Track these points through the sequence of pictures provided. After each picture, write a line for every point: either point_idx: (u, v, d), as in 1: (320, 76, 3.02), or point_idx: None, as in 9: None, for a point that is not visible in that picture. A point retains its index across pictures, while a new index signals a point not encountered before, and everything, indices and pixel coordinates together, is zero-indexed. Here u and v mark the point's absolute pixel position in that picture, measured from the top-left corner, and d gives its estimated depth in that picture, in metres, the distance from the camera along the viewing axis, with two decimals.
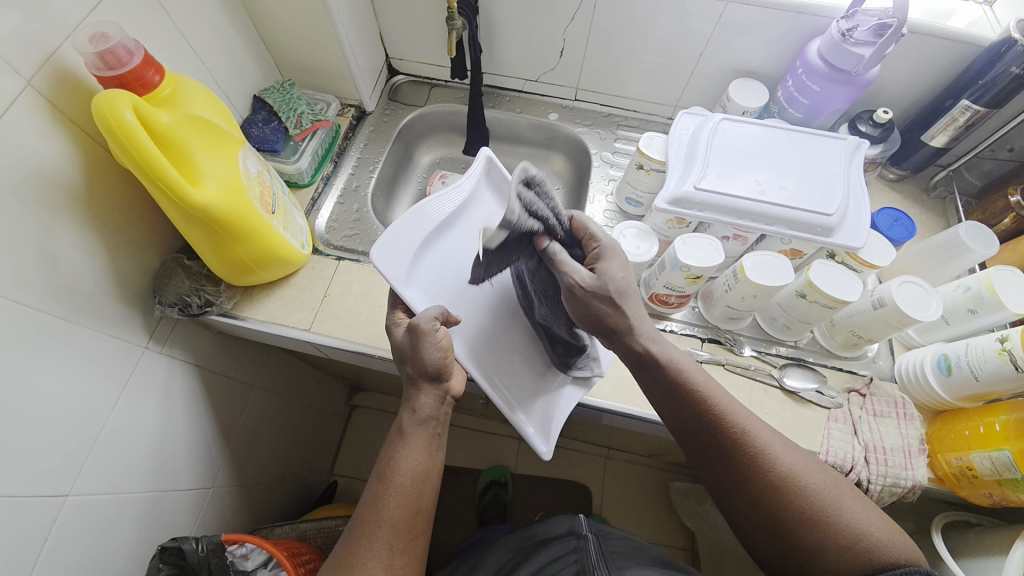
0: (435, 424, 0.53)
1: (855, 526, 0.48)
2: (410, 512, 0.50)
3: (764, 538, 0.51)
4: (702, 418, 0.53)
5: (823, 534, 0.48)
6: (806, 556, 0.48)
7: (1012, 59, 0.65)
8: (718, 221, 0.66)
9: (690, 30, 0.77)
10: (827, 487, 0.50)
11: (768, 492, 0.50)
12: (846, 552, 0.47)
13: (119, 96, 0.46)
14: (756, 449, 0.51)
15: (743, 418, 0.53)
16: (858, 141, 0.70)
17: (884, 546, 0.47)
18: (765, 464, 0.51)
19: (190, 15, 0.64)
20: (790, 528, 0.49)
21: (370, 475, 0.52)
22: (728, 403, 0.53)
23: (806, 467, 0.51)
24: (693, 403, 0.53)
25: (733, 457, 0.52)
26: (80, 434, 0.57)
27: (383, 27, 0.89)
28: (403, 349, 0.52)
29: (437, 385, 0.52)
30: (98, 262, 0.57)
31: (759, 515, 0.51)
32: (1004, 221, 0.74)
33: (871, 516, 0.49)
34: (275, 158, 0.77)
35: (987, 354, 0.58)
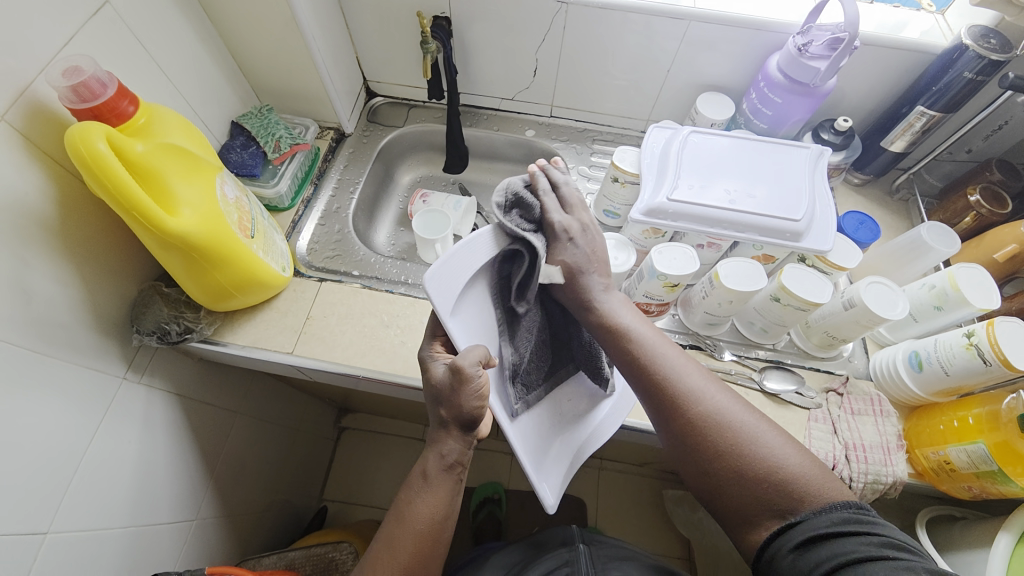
0: (460, 469, 0.53)
1: (781, 461, 0.46)
2: (422, 554, 0.51)
3: (699, 479, 0.49)
4: (634, 359, 0.53)
5: (749, 470, 0.46)
6: (738, 493, 0.47)
7: (963, 65, 0.68)
8: (692, 230, 0.68)
9: (657, 47, 0.80)
10: (749, 421, 0.49)
11: (693, 431, 0.49)
12: (772, 487, 0.45)
13: (92, 128, 0.46)
14: (682, 385, 0.51)
15: (668, 354, 0.53)
16: (821, 149, 0.73)
17: (810, 484, 0.45)
18: (688, 401, 0.50)
19: (165, 45, 0.65)
20: (717, 465, 0.48)
21: (387, 514, 0.54)
22: (654, 344, 0.54)
23: (731, 401, 0.50)
24: (621, 347, 0.54)
25: (661, 397, 0.51)
26: (58, 470, 0.56)
27: (359, 51, 0.91)
28: (439, 388, 0.51)
29: (467, 432, 0.51)
30: (74, 293, 0.56)
31: (689, 454, 0.49)
32: (964, 220, 0.77)
33: (796, 450, 0.48)
34: (254, 182, 0.77)
35: (955, 349, 0.60)
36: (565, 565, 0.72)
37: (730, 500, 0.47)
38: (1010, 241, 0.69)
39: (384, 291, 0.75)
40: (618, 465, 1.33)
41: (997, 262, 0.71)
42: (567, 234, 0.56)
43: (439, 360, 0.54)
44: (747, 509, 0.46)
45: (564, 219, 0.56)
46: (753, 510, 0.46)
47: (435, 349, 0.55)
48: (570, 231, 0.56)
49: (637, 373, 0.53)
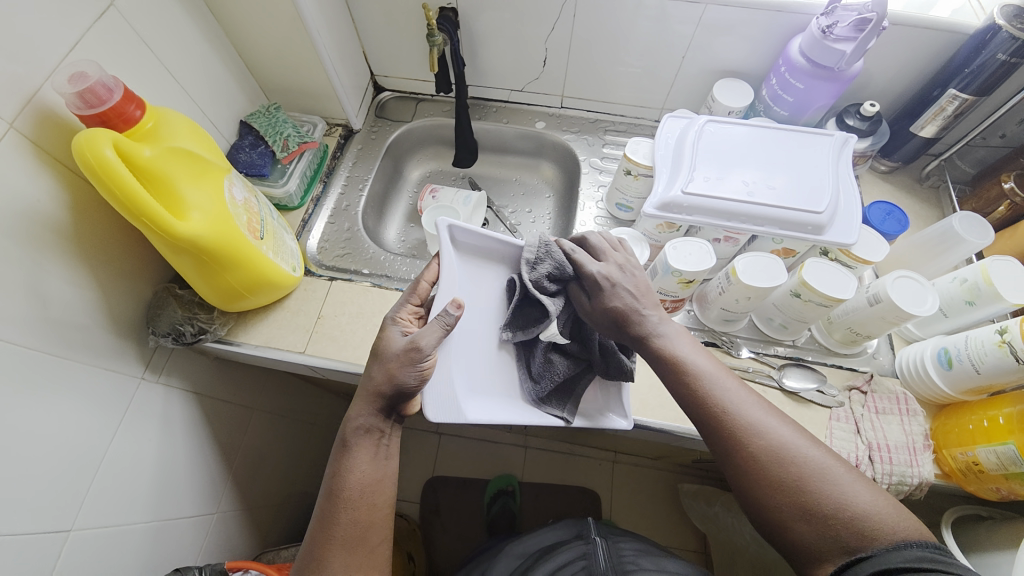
0: (381, 433, 0.53)
1: (851, 498, 0.43)
2: (362, 524, 0.51)
3: (758, 513, 0.46)
4: (691, 387, 0.50)
5: (816, 508, 0.43)
6: (803, 531, 0.44)
7: (997, 46, 0.64)
8: (708, 224, 0.65)
9: (672, 32, 0.77)
10: (818, 457, 0.45)
11: (758, 462, 0.46)
12: (840, 527, 0.42)
13: (99, 135, 0.46)
14: (743, 417, 0.48)
15: (728, 384, 0.50)
16: (846, 136, 0.70)
17: (880, 524, 0.42)
18: (750, 434, 0.47)
19: (172, 46, 0.65)
20: (780, 500, 0.45)
21: (319, 494, 0.52)
22: (712, 373, 0.51)
23: (798, 434, 0.47)
24: (677, 375, 0.51)
25: (719, 428, 0.49)
26: (80, 466, 0.57)
27: (366, 45, 0.90)
28: (387, 352, 0.52)
29: (392, 403, 0.52)
30: (89, 296, 0.57)
31: (748, 489, 0.47)
32: (998, 209, 0.73)
33: (867, 487, 0.44)
34: (263, 182, 0.77)
35: (986, 346, 0.57)
36: (582, 557, 0.71)
37: (794, 538, 0.44)
38: None
39: (394, 289, 0.75)
40: (633, 458, 1.32)
41: None
42: (609, 283, 0.54)
43: (398, 327, 0.55)
44: (813, 545, 0.43)
45: (601, 268, 0.54)
46: (818, 549, 0.43)
47: (397, 315, 0.56)
48: (611, 280, 0.54)
49: (693, 402, 0.50)
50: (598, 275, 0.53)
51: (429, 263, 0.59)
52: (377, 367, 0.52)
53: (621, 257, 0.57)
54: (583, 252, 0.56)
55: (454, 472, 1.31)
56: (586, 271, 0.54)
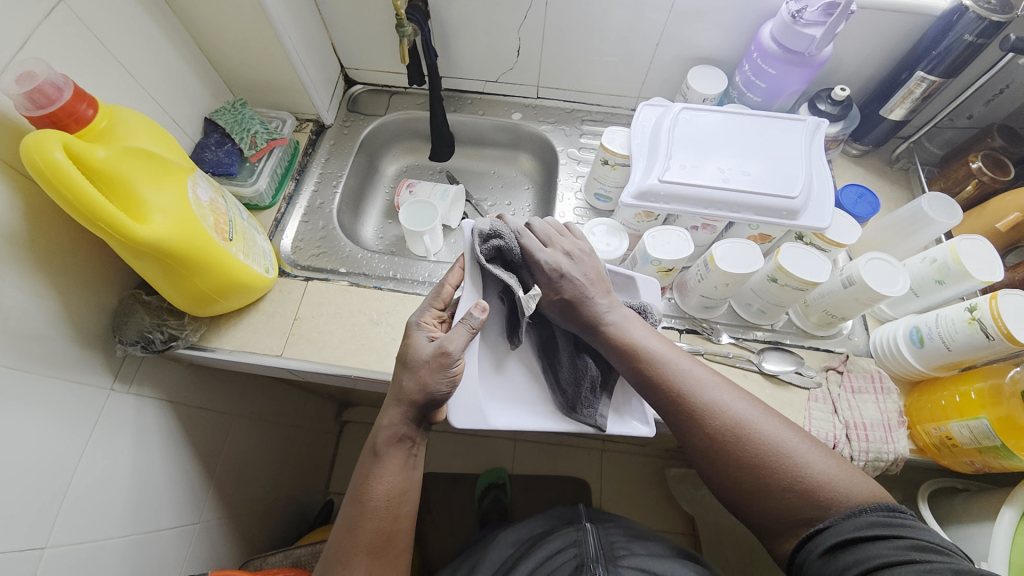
0: (411, 442, 0.53)
1: (805, 467, 0.45)
2: (385, 534, 0.51)
3: (724, 490, 0.48)
4: (648, 374, 0.52)
5: (775, 480, 0.45)
6: (763, 503, 0.46)
7: (964, 26, 0.65)
8: (686, 212, 0.65)
9: (645, 19, 0.76)
10: (773, 431, 0.47)
11: (716, 439, 0.48)
12: (799, 497, 0.44)
13: (47, 136, 0.44)
14: (699, 397, 0.50)
15: (684, 366, 0.52)
16: (818, 121, 0.70)
17: (836, 491, 0.44)
18: (706, 414, 0.49)
19: (126, 40, 0.62)
20: (742, 475, 0.46)
21: (344, 500, 0.52)
22: (666, 357, 0.52)
23: (752, 410, 0.49)
24: (633, 362, 0.53)
25: (678, 410, 0.50)
26: (50, 482, 0.55)
27: (334, 37, 0.87)
28: (415, 359, 0.52)
29: (421, 411, 0.52)
30: (49, 306, 0.54)
31: (713, 468, 0.48)
32: (966, 189, 0.75)
33: (821, 455, 0.46)
34: (232, 181, 0.75)
35: (957, 324, 0.58)
36: (572, 546, 0.70)
37: (759, 510, 0.46)
38: (1012, 209, 0.68)
39: (373, 287, 0.74)
40: (621, 446, 1.34)
41: (999, 232, 0.70)
42: (558, 272, 0.55)
43: (424, 332, 0.54)
44: (776, 516, 0.45)
45: (548, 256, 0.55)
46: (782, 519, 0.45)
47: (423, 320, 0.55)
48: (560, 268, 0.55)
49: (650, 388, 0.52)
50: (547, 265, 0.54)
51: (455, 266, 0.58)
52: (407, 375, 0.52)
53: (569, 242, 0.58)
54: (531, 238, 0.56)
55: (443, 468, 1.31)
56: (535, 259, 0.55)
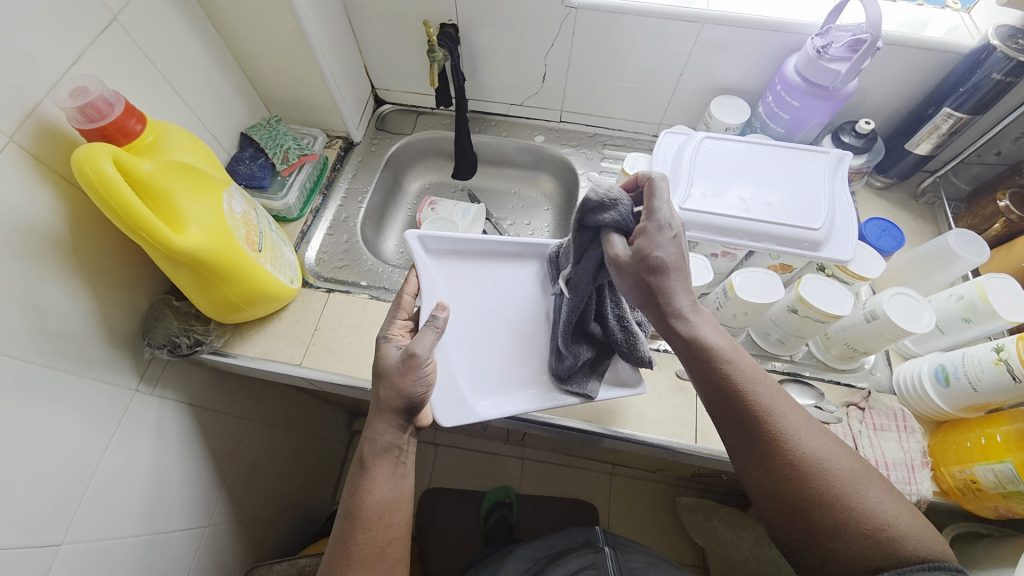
0: (399, 451, 0.53)
1: (882, 513, 0.41)
2: (379, 547, 0.49)
3: (787, 525, 0.44)
4: (726, 389, 0.45)
5: (851, 525, 0.41)
6: (834, 546, 0.41)
7: (992, 65, 0.65)
8: (705, 240, 0.66)
9: (669, 49, 0.78)
10: (852, 470, 0.43)
11: (792, 473, 0.43)
12: (873, 545, 0.40)
13: (98, 149, 0.46)
14: (778, 423, 0.44)
15: (764, 386, 0.45)
16: (841, 153, 0.70)
17: (917, 544, 0.40)
18: (790, 443, 0.43)
19: (173, 59, 0.65)
20: (816, 514, 0.42)
21: (337, 516, 0.51)
22: (750, 372, 0.45)
23: (832, 444, 0.44)
24: (714, 372, 0.45)
25: (753, 434, 0.44)
26: (72, 478, 0.57)
27: (367, 58, 0.91)
28: (387, 368, 0.53)
29: (404, 416, 0.52)
30: (85, 308, 0.57)
31: (781, 502, 0.43)
32: (994, 226, 0.74)
33: (895, 503, 0.42)
34: (263, 194, 0.77)
35: (984, 365, 0.57)
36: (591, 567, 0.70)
37: (823, 552, 0.42)
38: None
39: None
40: (631, 471, 1.32)
41: None
42: (674, 269, 0.45)
43: (392, 343, 0.56)
44: (845, 563, 0.41)
45: (678, 218, 0.46)
46: (846, 565, 0.41)
47: (390, 332, 0.57)
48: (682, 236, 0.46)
49: (724, 405, 0.45)
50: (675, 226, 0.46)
51: (408, 278, 0.63)
52: (384, 384, 0.52)
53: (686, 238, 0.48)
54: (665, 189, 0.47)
55: (451, 484, 1.30)
56: (661, 210, 0.45)
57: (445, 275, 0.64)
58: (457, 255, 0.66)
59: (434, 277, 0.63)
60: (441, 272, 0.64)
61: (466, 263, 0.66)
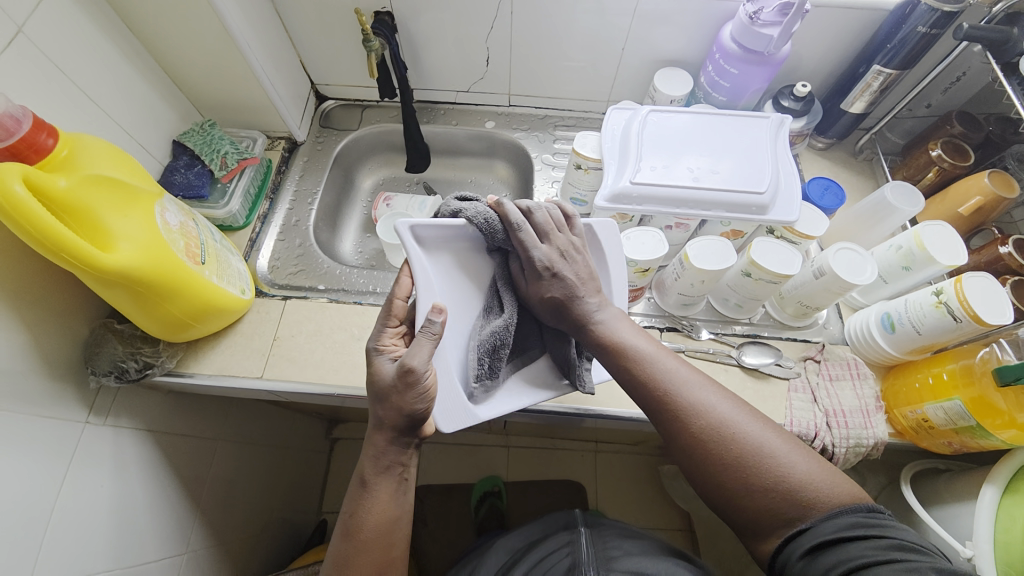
0: (401, 468, 0.53)
1: (788, 469, 0.44)
2: (380, 561, 0.51)
3: (706, 488, 0.48)
4: (634, 372, 0.51)
5: (756, 482, 0.45)
6: (746, 504, 0.45)
7: (917, 19, 0.67)
8: (659, 212, 0.66)
9: (609, 25, 0.77)
10: (755, 431, 0.46)
11: (699, 441, 0.47)
12: (780, 497, 0.44)
13: (6, 169, 0.43)
14: (685, 397, 0.49)
15: (668, 367, 0.51)
16: (782, 117, 0.72)
17: (818, 492, 0.43)
18: (691, 414, 0.48)
19: (88, 68, 0.61)
20: (725, 478, 0.46)
21: (334, 534, 0.52)
22: (652, 357, 0.51)
23: (736, 410, 0.48)
24: (616, 357, 0.52)
25: (664, 411, 0.49)
26: (29, 521, 0.54)
27: (302, 53, 0.87)
28: (383, 387, 0.51)
29: (407, 431, 0.52)
30: (17, 340, 0.53)
31: (694, 468, 0.48)
32: (928, 175, 0.77)
33: (803, 458, 0.46)
34: (203, 204, 0.74)
35: (925, 309, 0.60)
36: (566, 546, 0.70)
37: (741, 510, 0.45)
38: (974, 194, 0.70)
39: (353, 303, 0.73)
40: (613, 446, 1.34)
41: (963, 216, 0.72)
42: (549, 271, 0.52)
43: (385, 355, 0.53)
44: (758, 518, 0.45)
45: (543, 253, 0.53)
46: (761, 518, 0.45)
47: (381, 342, 0.54)
48: (552, 266, 0.53)
49: (637, 387, 0.51)
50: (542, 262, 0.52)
51: (399, 279, 0.56)
52: (382, 405, 0.51)
53: (565, 239, 0.55)
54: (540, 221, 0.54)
55: (439, 479, 1.30)
56: (528, 256, 0.53)
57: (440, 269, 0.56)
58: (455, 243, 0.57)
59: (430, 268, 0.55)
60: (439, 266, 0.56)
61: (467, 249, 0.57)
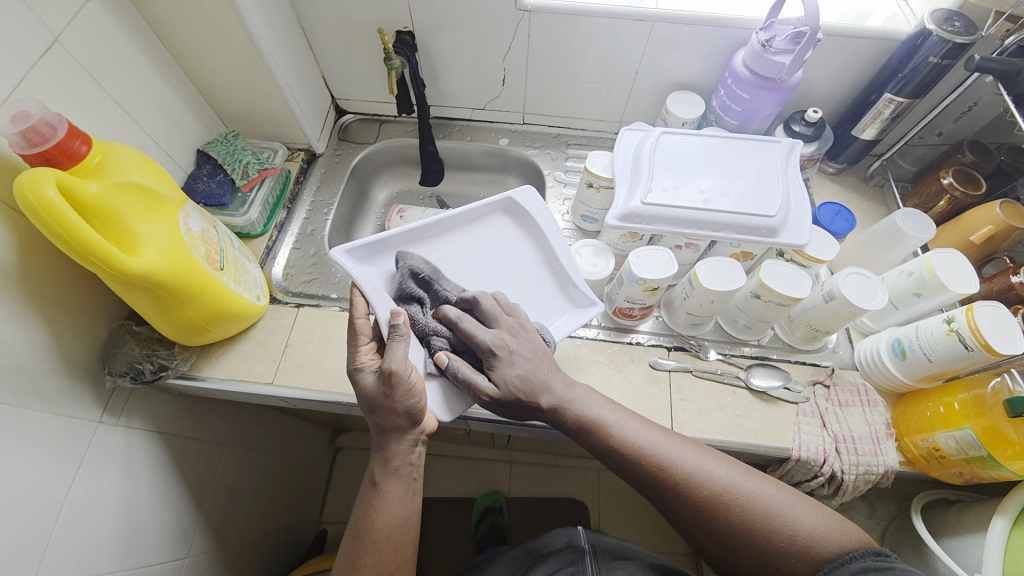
0: (410, 470, 0.53)
1: (795, 523, 0.45)
2: (389, 565, 0.51)
3: (721, 557, 0.48)
4: (623, 452, 0.51)
5: (772, 540, 0.45)
6: (764, 567, 0.45)
7: (927, 49, 0.68)
8: (669, 232, 0.67)
9: (624, 48, 0.79)
10: (756, 489, 0.48)
11: (707, 506, 0.48)
12: (794, 552, 0.44)
13: (41, 174, 0.45)
14: (680, 467, 0.49)
15: (656, 439, 0.52)
16: (793, 142, 0.73)
17: (828, 543, 0.44)
18: (692, 481, 0.48)
19: (120, 78, 0.63)
20: (739, 540, 0.46)
21: (346, 534, 0.52)
22: (639, 433, 0.52)
23: (732, 471, 0.49)
24: (603, 440, 0.52)
25: (664, 482, 0.49)
26: (39, 519, 0.55)
27: (324, 68, 0.90)
28: (372, 398, 0.51)
29: (410, 430, 0.52)
30: (39, 339, 0.55)
31: (709, 533, 0.48)
32: (939, 203, 0.77)
33: (803, 507, 0.47)
34: (223, 212, 0.76)
35: (936, 336, 0.60)
36: (570, 564, 0.70)
37: (761, 574, 0.45)
38: (985, 222, 0.70)
39: None
40: None
41: (974, 244, 0.72)
42: (500, 349, 0.53)
43: (366, 370, 0.53)
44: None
45: (493, 336, 0.54)
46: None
47: (358, 361, 0.53)
48: (506, 345, 0.54)
49: (630, 466, 0.51)
50: (491, 347, 0.53)
51: (354, 301, 0.56)
52: (379, 413, 0.51)
53: (516, 320, 0.57)
54: (471, 321, 0.55)
55: (441, 492, 1.29)
56: (478, 342, 0.53)
57: (389, 280, 0.62)
58: (394, 252, 0.65)
59: (378, 286, 0.59)
60: (387, 279, 0.63)
61: (405, 257, 0.65)
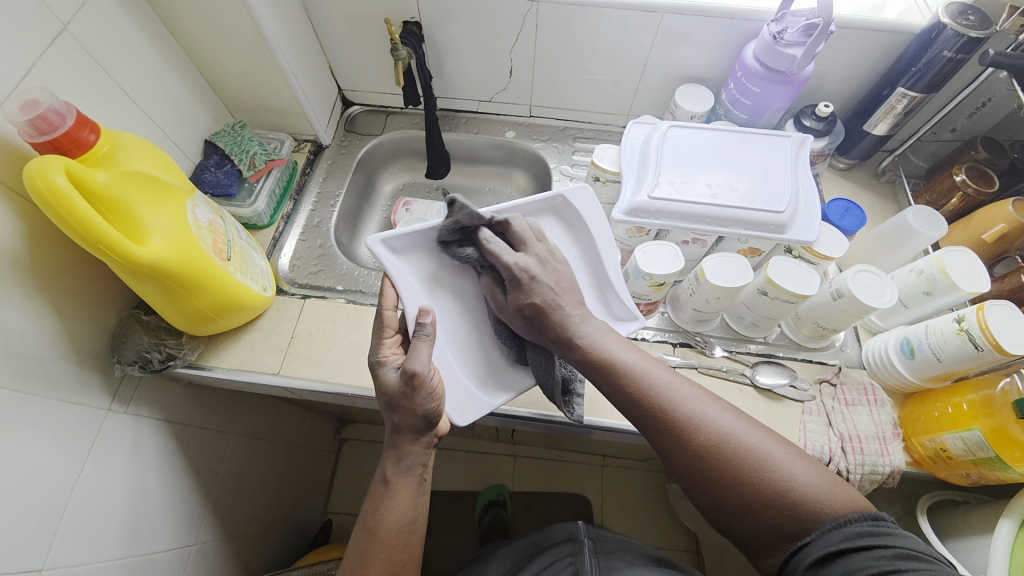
0: (421, 470, 0.54)
1: (791, 479, 0.44)
2: (395, 563, 0.51)
3: (707, 508, 0.47)
4: (626, 388, 0.50)
5: (764, 494, 0.44)
6: (754, 520, 0.44)
7: (942, 44, 0.66)
8: (676, 227, 0.66)
9: (633, 40, 0.78)
10: (759, 441, 0.46)
11: (704, 453, 0.46)
12: (786, 508, 0.43)
13: (50, 162, 0.45)
14: (683, 411, 0.48)
15: (662, 379, 0.50)
16: (803, 137, 0.72)
17: (821, 503, 0.42)
18: (692, 426, 0.47)
19: (128, 68, 0.64)
20: (732, 493, 0.45)
21: (356, 529, 0.53)
22: (644, 371, 0.51)
23: (736, 422, 0.47)
24: (610, 376, 0.51)
25: (665, 425, 0.48)
26: (49, 505, 0.55)
27: (332, 60, 0.90)
28: (392, 396, 0.52)
29: (426, 432, 0.53)
30: (49, 328, 0.55)
31: (700, 483, 0.46)
32: (951, 201, 0.76)
33: (803, 466, 0.45)
34: (231, 202, 0.76)
35: (946, 335, 0.59)
36: (569, 556, 0.70)
37: (750, 527, 0.44)
38: (999, 221, 0.69)
39: (369, 304, 0.74)
40: (621, 461, 1.33)
41: (985, 243, 0.71)
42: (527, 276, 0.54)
43: (389, 365, 0.54)
44: (765, 534, 0.44)
45: (517, 259, 0.55)
46: (769, 535, 0.44)
47: (382, 354, 0.55)
48: (529, 270, 0.54)
49: (634, 403, 0.50)
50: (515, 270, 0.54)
51: (385, 290, 0.58)
52: (395, 411, 0.52)
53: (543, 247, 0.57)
54: (498, 244, 0.56)
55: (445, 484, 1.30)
56: (501, 262, 0.55)
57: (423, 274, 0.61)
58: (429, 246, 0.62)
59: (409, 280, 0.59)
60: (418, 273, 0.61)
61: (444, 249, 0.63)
